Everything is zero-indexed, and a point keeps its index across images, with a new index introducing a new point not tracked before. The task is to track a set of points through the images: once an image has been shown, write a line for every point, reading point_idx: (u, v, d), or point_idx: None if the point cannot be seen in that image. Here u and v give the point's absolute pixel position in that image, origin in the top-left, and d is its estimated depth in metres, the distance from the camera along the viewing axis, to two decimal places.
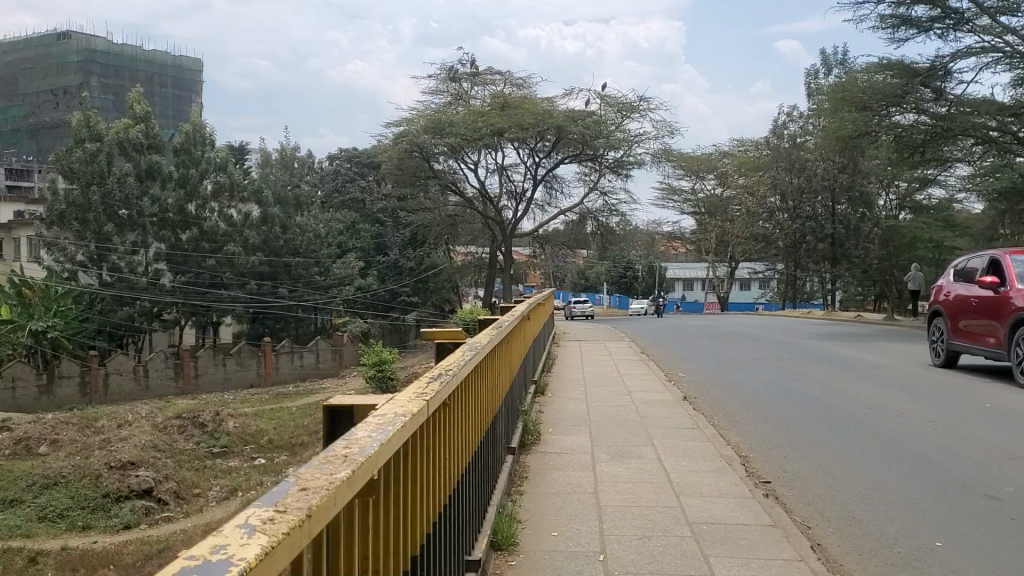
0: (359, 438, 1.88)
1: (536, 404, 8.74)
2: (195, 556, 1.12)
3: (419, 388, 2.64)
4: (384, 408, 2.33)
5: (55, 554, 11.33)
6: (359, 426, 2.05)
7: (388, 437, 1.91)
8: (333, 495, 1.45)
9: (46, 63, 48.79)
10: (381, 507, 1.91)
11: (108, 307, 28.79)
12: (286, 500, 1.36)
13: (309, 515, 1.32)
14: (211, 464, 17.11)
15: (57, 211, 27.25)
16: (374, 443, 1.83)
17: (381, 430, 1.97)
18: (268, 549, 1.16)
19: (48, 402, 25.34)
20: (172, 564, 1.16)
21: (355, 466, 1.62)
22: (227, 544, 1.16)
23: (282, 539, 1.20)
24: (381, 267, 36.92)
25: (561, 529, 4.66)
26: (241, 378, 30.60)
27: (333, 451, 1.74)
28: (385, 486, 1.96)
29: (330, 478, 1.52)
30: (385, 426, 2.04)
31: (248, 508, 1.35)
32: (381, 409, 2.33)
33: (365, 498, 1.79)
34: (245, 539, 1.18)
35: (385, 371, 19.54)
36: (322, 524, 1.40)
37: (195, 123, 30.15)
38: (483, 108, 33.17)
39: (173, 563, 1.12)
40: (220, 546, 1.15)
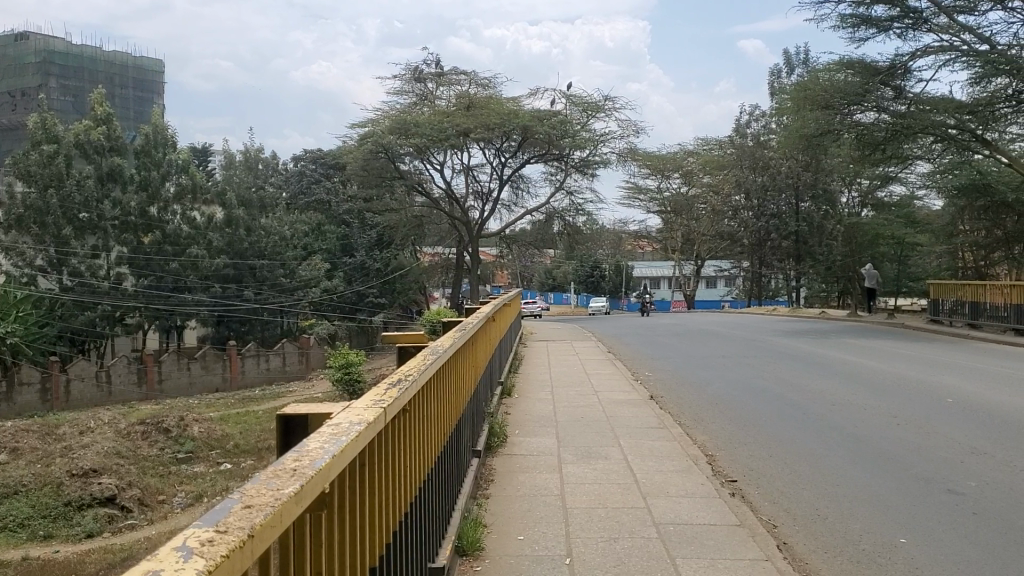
0: (310, 450, 1.83)
1: (502, 404, 8.71)
2: None
3: (377, 396, 2.60)
4: (341, 416, 2.28)
5: (15, 564, 11.15)
6: (313, 436, 2.01)
7: (341, 447, 1.86)
8: (278, 512, 1.40)
9: (3, 65, 48.55)
10: (338, 518, 1.89)
11: (69, 312, 28.10)
12: (228, 519, 1.31)
13: (251, 535, 1.27)
14: (176, 470, 16.87)
15: (14, 215, 26.65)
16: (325, 455, 1.78)
17: (335, 440, 1.93)
18: (202, 572, 1.11)
19: (7, 409, 24.61)
20: None
21: (305, 480, 1.57)
22: (161, 570, 1.11)
23: (220, 563, 1.15)
24: (347, 268, 36.70)
25: (526, 532, 4.62)
26: (206, 382, 30.43)
27: (282, 464, 1.69)
28: (339, 496, 1.92)
29: (276, 495, 1.46)
30: (339, 436, 1.99)
31: (186, 528, 1.29)
32: (337, 418, 2.28)
33: (316, 513, 1.74)
34: (181, 563, 1.13)
35: (352, 373, 19.41)
36: (266, 543, 1.35)
37: (156, 124, 29.98)
38: (448, 108, 33.00)
39: None
40: (153, 573, 1.09)
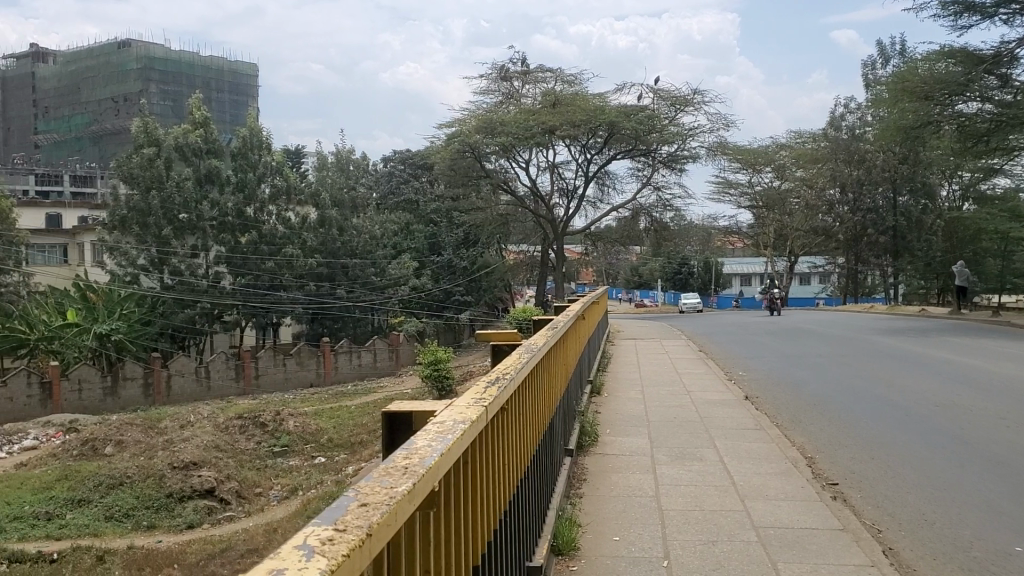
0: (419, 448, 1.83)
1: (592, 404, 8.67)
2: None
3: (477, 394, 2.60)
4: (443, 415, 2.30)
5: (121, 552, 11.60)
6: (418, 435, 2.00)
7: (447, 446, 1.86)
8: (393, 510, 1.41)
9: (108, 72, 51.00)
10: (443, 521, 1.90)
11: (170, 310, 29.50)
12: (346, 518, 1.32)
13: (368, 533, 1.28)
14: (272, 463, 17.29)
15: (119, 216, 28.12)
16: (434, 452, 1.78)
17: (441, 438, 1.92)
18: (326, 571, 1.11)
19: (113, 404, 26.63)
20: None
21: (417, 479, 1.58)
22: (285, 569, 1.11)
23: (342, 562, 1.15)
24: (435, 267, 36.83)
25: (622, 533, 4.58)
26: (301, 378, 31.05)
27: (392, 462, 1.70)
28: (446, 499, 1.93)
29: (390, 493, 1.48)
30: (445, 433, 1.99)
31: (306, 525, 1.31)
32: (439, 417, 2.27)
33: (426, 510, 1.75)
34: (304, 562, 1.13)
35: (441, 370, 19.51)
36: (382, 543, 1.36)
37: (252, 127, 30.78)
38: (534, 107, 33.06)
39: None
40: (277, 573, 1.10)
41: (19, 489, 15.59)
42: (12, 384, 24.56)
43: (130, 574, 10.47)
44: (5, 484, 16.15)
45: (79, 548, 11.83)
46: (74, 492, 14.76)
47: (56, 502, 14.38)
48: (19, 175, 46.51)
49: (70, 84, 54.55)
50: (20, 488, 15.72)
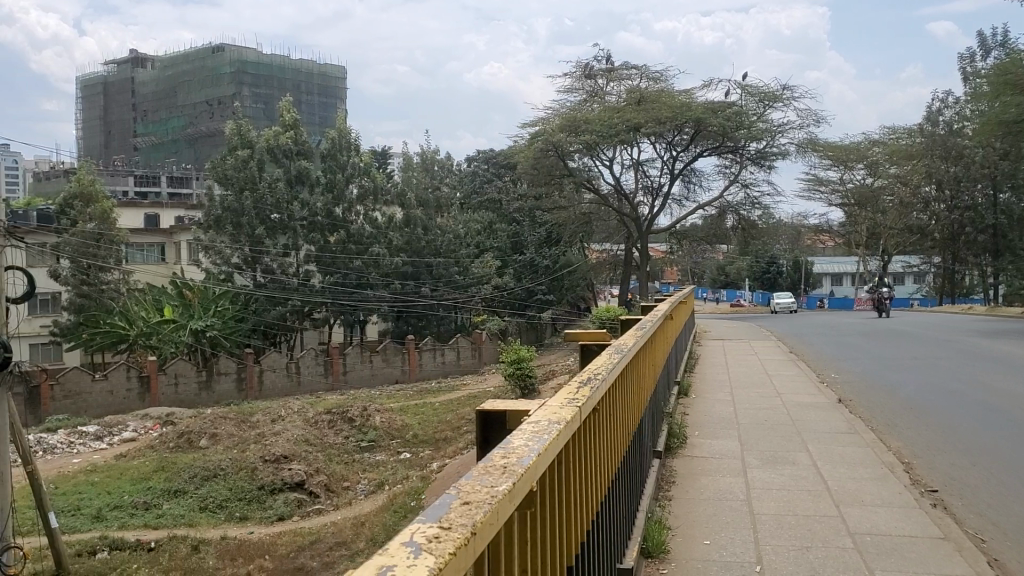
0: (517, 447, 1.84)
1: (680, 405, 8.60)
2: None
3: (570, 394, 2.61)
4: (537, 415, 2.30)
5: (215, 543, 11.95)
6: (514, 434, 2.01)
7: (543, 446, 1.87)
8: (494, 510, 1.41)
9: (203, 75, 52.63)
10: (537, 522, 1.89)
11: (262, 306, 30.37)
12: (450, 516, 1.34)
13: (473, 532, 1.29)
14: (360, 458, 17.60)
15: (214, 215, 29.06)
16: (532, 452, 1.79)
17: (537, 439, 1.93)
18: (435, 569, 1.12)
19: (207, 398, 27.48)
20: None
21: (516, 478, 1.58)
22: (394, 565, 1.12)
23: (449, 560, 1.16)
24: (517, 266, 36.84)
25: (713, 537, 4.52)
26: (387, 374, 31.56)
27: (491, 460, 1.71)
28: (542, 496, 1.93)
29: (492, 492, 1.48)
30: (541, 433, 1.99)
31: (411, 523, 1.33)
32: (534, 416, 2.29)
33: (524, 509, 1.76)
34: (412, 558, 1.15)
35: (524, 369, 19.53)
36: (486, 541, 1.36)
37: (341, 129, 31.35)
38: (619, 105, 32.85)
39: None
40: (386, 568, 1.11)
41: (119, 479, 16.25)
42: (112, 377, 25.48)
43: (224, 563, 10.78)
44: (106, 474, 16.84)
45: (175, 538, 12.26)
46: (171, 482, 15.29)
47: (154, 492, 14.92)
48: (120, 176, 48.40)
49: (168, 88, 56.42)
50: (121, 478, 16.37)
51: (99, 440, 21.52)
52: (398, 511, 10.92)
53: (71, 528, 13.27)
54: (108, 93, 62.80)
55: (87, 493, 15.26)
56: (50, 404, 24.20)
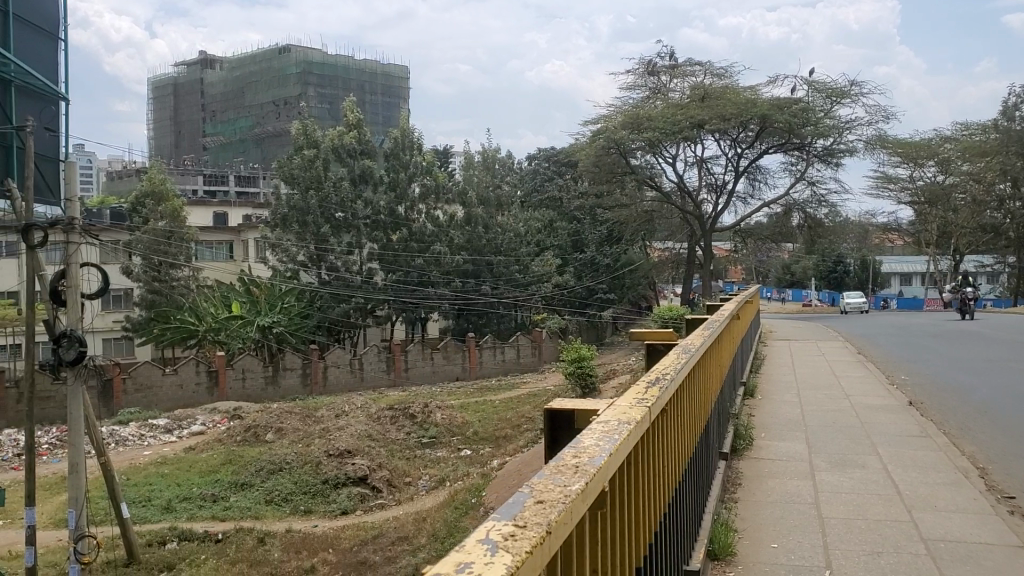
0: (587, 447, 1.84)
1: (745, 407, 8.49)
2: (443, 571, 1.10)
3: (639, 394, 2.60)
4: (607, 416, 2.29)
5: (280, 535, 12.15)
6: (584, 433, 2.01)
7: (615, 446, 1.86)
8: (570, 509, 1.41)
9: (271, 76, 53.62)
10: (609, 520, 1.90)
11: (327, 303, 30.80)
12: (524, 514, 1.34)
13: (549, 531, 1.29)
14: (422, 454, 17.73)
15: (280, 215, 29.90)
16: (603, 452, 1.78)
17: (608, 438, 1.92)
18: (512, 567, 1.12)
19: (273, 392, 27.97)
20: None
21: (588, 477, 1.58)
22: (471, 561, 1.13)
23: (525, 559, 1.16)
24: (578, 264, 36.87)
25: (781, 541, 4.45)
26: (448, 371, 31.81)
27: (562, 460, 1.71)
28: (613, 498, 1.92)
29: (564, 491, 1.48)
30: (611, 434, 1.98)
31: (486, 519, 1.34)
32: (603, 415, 2.29)
33: (595, 510, 1.75)
34: (489, 557, 1.15)
35: (585, 368, 19.47)
36: (559, 540, 1.36)
37: (404, 128, 31.67)
38: (682, 101, 32.53)
39: None
40: (464, 565, 1.12)
41: (188, 471, 16.61)
42: (183, 372, 26.06)
43: (289, 556, 10.98)
44: (175, 466, 17.24)
45: (241, 529, 12.49)
46: (238, 476, 15.61)
47: (222, 485, 15.25)
48: (189, 175, 49.47)
49: (236, 89, 57.55)
50: (190, 470, 16.74)
51: (169, 433, 22.03)
52: (459, 507, 10.96)
53: (142, 518, 13.64)
54: (178, 94, 64.26)
55: (158, 484, 15.64)
56: (122, 398, 24.82)
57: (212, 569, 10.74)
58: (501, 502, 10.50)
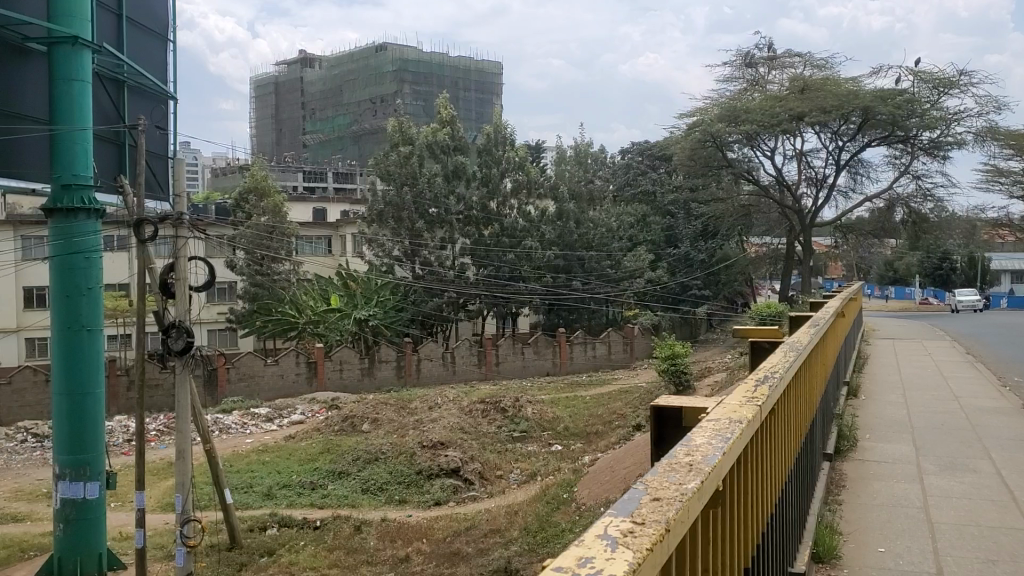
0: (699, 446, 1.83)
1: (848, 407, 8.27)
2: (563, 568, 1.11)
3: (747, 393, 2.55)
4: (716, 414, 2.27)
5: (375, 524, 12.37)
6: (694, 432, 2.00)
7: (729, 445, 1.84)
8: (686, 508, 1.41)
9: (368, 73, 54.56)
10: (722, 517, 1.89)
11: (420, 298, 31.17)
12: (641, 511, 1.35)
13: (667, 527, 1.29)
14: (513, 448, 17.78)
15: (376, 210, 30.34)
16: (716, 452, 1.77)
17: (720, 437, 1.91)
18: (633, 564, 1.13)
19: (369, 384, 28.50)
20: (540, 574, 1.17)
21: (703, 476, 1.58)
22: (593, 556, 1.15)
23: (646, 555, 1.17)
24: (671, 259, 36.63)
25: (888, 545, 4.32)
26: (538, 366, 31.88)
27: (676, 458, 1.71)
28: (724, 496, 1.90)
29: (680, 489, 1.48)
30: (723, 432, 1.97)
31: (603, 516, 1.35)
32: (712, 413, 2.27)
33: (708, 509, 1.74)
34: (611, 551, 1.16)
35: (679, 365, 19.23)
36: (676, 536, 1.37)
37: (497, 124, 31.84)
38: (781, 93, 31.79)
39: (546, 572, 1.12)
40: (586, 559, 1.14)
41: (287, 459, 17.08)
42: (283, 362, 26.77)
43: (384, 545, 11.18)
44: (275, 454, 17.73)
45: (338, 517, 12.78)
46: (335, 464, 15.98)
47: (320, 473, 15.64)
48: (290, 172, 50.68)
49: (334, 87, 58.76)
50: (289, 458, 17.21)
51: (270, 422, 22.67)
52: (551, 502, 10.97)
53: (244, 504, 14.09)
54: (279, 93, 66.00)
55: (259, 471, 16.12)
56: (226, 386, 25.64)
57: (309, 555, 11.03)
58: (593, 498, 10.46)
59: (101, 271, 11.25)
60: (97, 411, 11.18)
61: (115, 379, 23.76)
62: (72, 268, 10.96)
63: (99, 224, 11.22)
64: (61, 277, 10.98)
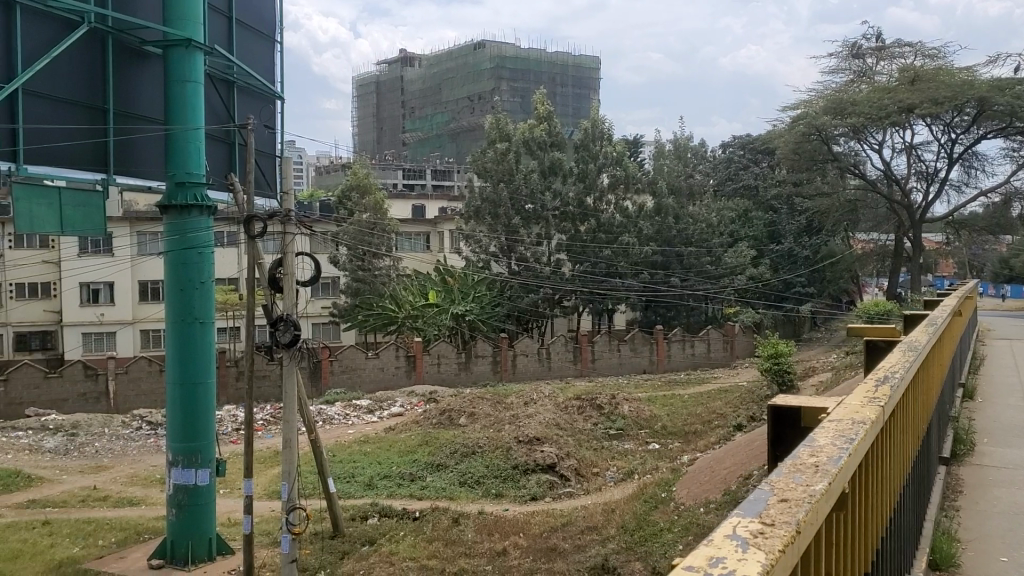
0: (824, 446, 1.81)
1: (965, 409, 7.94)
2: (694, 568, 1.14)
3: (869, 393, 2.50)
4: (837, 414, 2.22)
5: (473, 517, 12.49)
6: (818, 431, 1.98)
7: (853, 446, 1.82)
8: (815, 509, 1.40)
9: (466, 71, 55.10)
10: (847, 520, 1.86)
11: (516, 293, 31.38)
12: (770, 512, 1.36)
13: (797, 529, 1.30)
14: (608, 445, 17.68)
15: (473, 207, 30.57)
16: (841, 453, 1.75)
17: (845, 439, 1.88)
18: (766, 566, 1.14)
19: (466, 378, 28.77)
20: (670, 572, 1.19)
21: (831, 479, 1.56)
22: (724, 557, 1.17)
23: (779, 557, 1.18)
24: (774, 256, 35.84)
25: (1011, 555, 4.12)
26: (635, 363, 31.58)
27: (799, 459, 1.71)
28: (848, 499, 1.88)
29: (808, 490, 1.47)
30: (846, 434, 1.94)
31: (732, 515, 1.37)
32: (834, 414, 2.24)
33: (833, 512, 1.73)
34: (742, 552, 1.19)
35: (782, 365, 18.81)
36: (806, 537, 1.37)
37: (594, 119, 31.73)
38: (890, 85, 30.73)
39: (675, 572, 1.15)
40: (718, 559, 1.16)
41: (387, 451, 17.40)
42: (383, 355, 27.26)
43: (482, 538, 11.28)
44: (376, 445, 18.08)
45: (437, 509, 12.96)
46: (433, 457, 16.21)
47: (419, 465, 15.90)
48: (390, 170, 51.50)
49: (434, 86, 59.56)
50: (389, 450, 17.53)
51: (371, 414, 23.11)
52: (650, 500, 10.89)
53: (346, 493, 14.44)
54: (380, 92, 67.30)
55: (361, 462, 16.47)
56: (329, 378, 26.34)
57: (409, 546, 11.19)
58: (693, 499, 10.32)
59: (213, 266, 11.65)
60: (209, 401, 11.61)
61: (224, 370, 24.61)
62: (185, 264, 11.39)
63: (211, 221, 11.64)
64: (175, 271, 11.42)
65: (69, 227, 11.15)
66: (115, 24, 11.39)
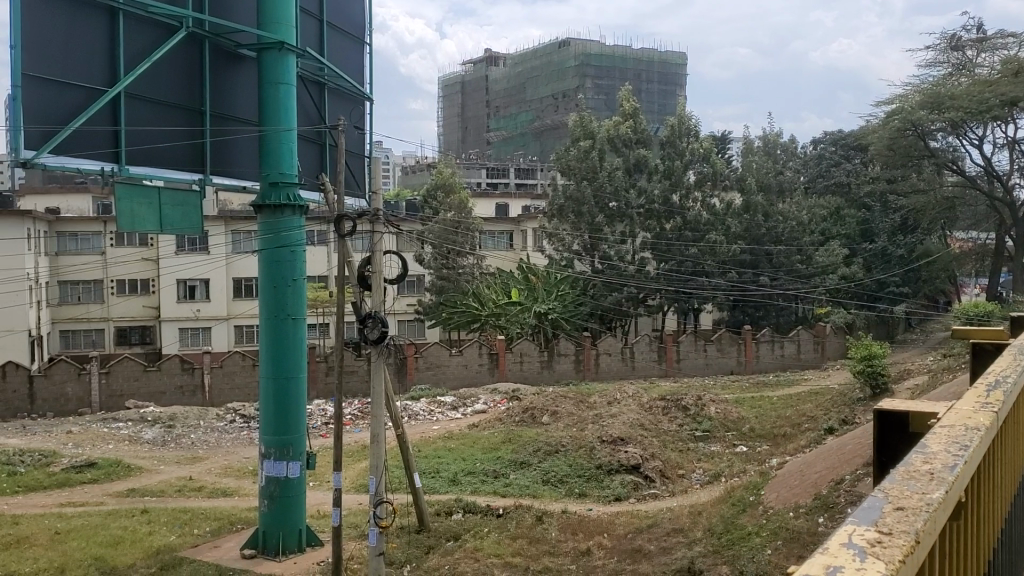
0: (940, 453, 1.75)
1: None
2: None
3: (980, 397, 2.41)
4: (948, 419, 2.15)
5: (557, 516, 12.50)
6: (931, 437, 1.92)
7: (970, 453, 1.75)
8: (933, 518, 1.36)
9: (551, 70, 55.07)
10: (961, 529, 1.80)
11: (600, 291, 31.11)
12: (886, 520, 1.33)
13: (917, 539, 1.26)
14: (695, 447, 17.49)
15: (557, 205, 30.92)
16: (958, 460, 1.70)
17: (961, 446, 1.81)
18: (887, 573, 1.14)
19: (549, 376, 28.78)
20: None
21: (947, 486, 1.52)
22: (842, 566, 1.15)
23: (898, 566, 1.17)
24: (867, 255, 34.86)
25: None
26: (721, 364, 31.10)
27: (913, 465, 1.65)
28: (962, 507, 1.81)
29: (924, 498, 1.43)
30: (960, 441, 1.87)
31: (845, 522, 1.34)
32: (944, 418, 2.16)
33: (949, 521, 1.68)
34: (860, 561, 1.16)
35: (875, 367, 18.23)
36: (923, 545, 1.33)
37: (681, 116, 31.42)
38: (992, 76, 28.98)
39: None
40: (836, 567, 1.14)
41: (471, 447, 17.53)
42: (467, 353, 27.45)
43: (566, 537, 11.28)
44: (460, 442, 18.22)
45: (520, 507, 12.98)
46: (516, 454, 16.25)
47: (502, 462, 15.96)
48: (475, 169, 51.84)
49: (518, 84, 59.75)
50: (473, 446, 17.65)
51: (454, 410, 23.27)
52: (737, 504, 10.71)
53: (431, 489, 14.63)
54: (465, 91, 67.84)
55: (446, 458, 16.63)
56: (414, 374, 26.77)
57: (494, 542, 11.24)
58: (782, 503, 10.12)
59: (305, 264, 11.90)
60: (300, 396, 11.85)
61: (314, 365, 25.13)
62: (278, 262, 11.67)
63: (303, 219, 11.88)
64: (268, 269, 11.72)
65: (167, 226, 11.38)
66: (212, 28, 11.76)
